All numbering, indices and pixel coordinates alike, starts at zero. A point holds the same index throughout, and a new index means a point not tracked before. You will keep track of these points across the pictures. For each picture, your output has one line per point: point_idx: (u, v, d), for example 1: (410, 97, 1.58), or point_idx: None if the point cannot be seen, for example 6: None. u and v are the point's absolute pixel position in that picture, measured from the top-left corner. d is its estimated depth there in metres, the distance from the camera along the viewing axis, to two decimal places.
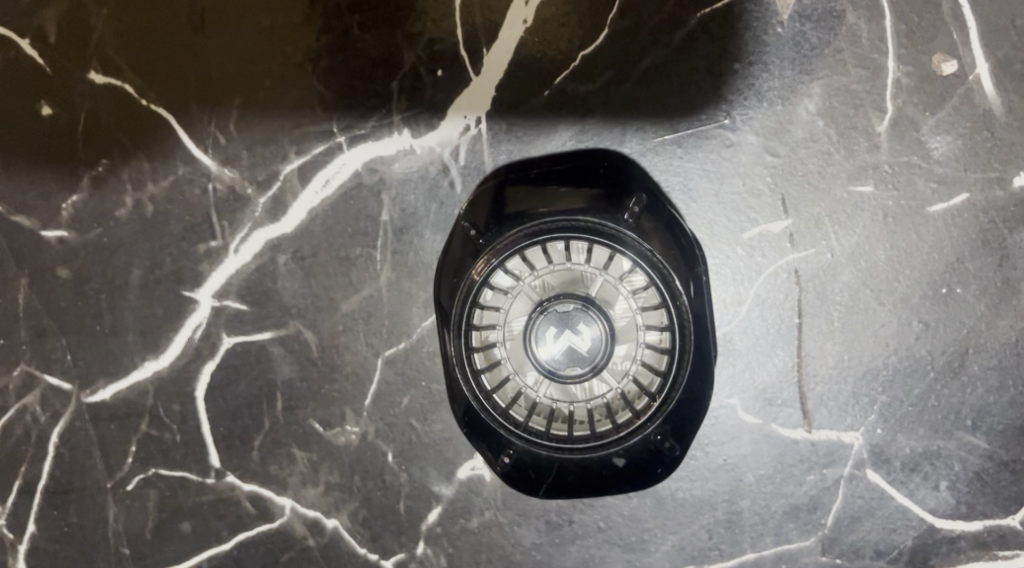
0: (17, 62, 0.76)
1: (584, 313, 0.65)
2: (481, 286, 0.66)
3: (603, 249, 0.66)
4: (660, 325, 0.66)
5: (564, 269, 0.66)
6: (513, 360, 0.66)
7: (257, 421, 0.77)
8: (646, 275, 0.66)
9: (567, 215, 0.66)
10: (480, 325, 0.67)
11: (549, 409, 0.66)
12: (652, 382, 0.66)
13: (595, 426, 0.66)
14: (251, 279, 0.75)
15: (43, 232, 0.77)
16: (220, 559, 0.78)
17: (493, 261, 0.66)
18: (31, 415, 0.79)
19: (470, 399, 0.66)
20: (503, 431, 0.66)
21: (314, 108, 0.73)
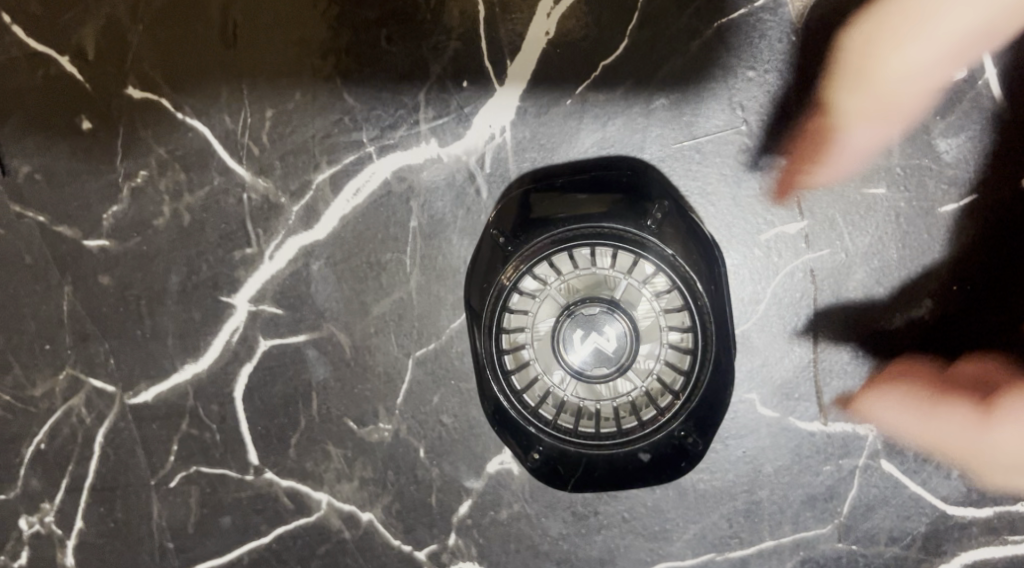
0: (57, 77, 0.79)
1: (609, 316, 0.68)
2: (510, 290, 0.69)
3: (627, 254, 0.68)
4: (682, 326, 0.69)
5: (589, 274, 0.69)
6: (541, 361, 0.70)
7: (294, 420, 0.80)
8: (669, 278, 0.68)
9: (592, 221, 0.68)
10: (510, 329, 0.70)
11: (576, 406, 0.70)
12: (675, 380, 0.69)
13: (621, 423, 0.70)
14: (286, 284, 0.78)
15: (86, 241, 0.81)
16: (260, 552, 0.82)
17: (522, 266, 0.69)
18: (77, 416, 0.82)
19: (500, 400, 0.69)
20: (533, 428, 0.69)
21: (345, 118, 0.76)
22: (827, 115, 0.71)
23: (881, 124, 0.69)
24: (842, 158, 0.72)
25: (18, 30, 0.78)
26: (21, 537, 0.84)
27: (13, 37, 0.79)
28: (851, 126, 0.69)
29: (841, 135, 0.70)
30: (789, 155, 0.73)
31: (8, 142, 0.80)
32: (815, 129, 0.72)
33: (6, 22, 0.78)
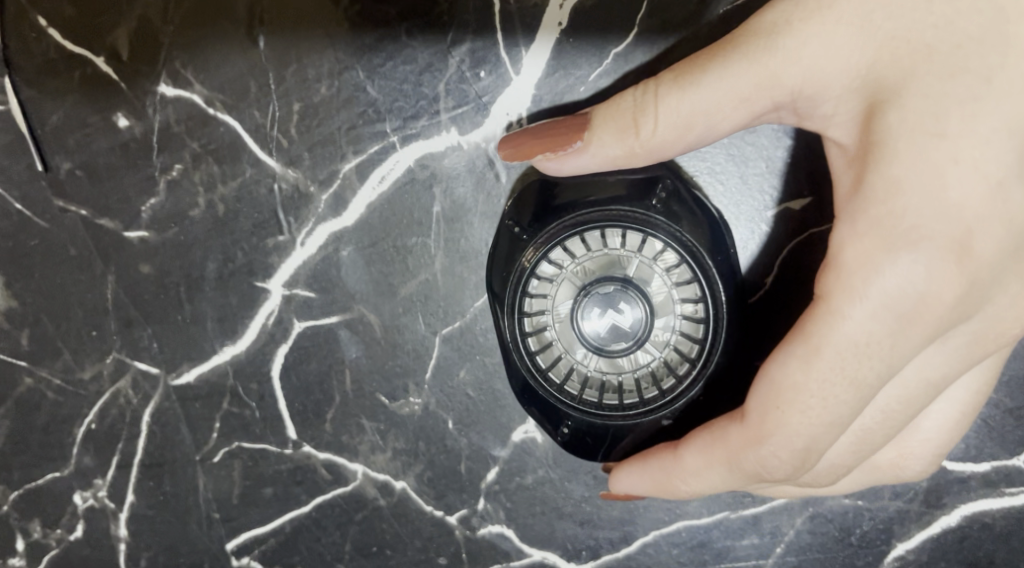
0: (92, 77, 0.82)
1: (623, 292, 0.73)
2: (530, 274, 0.74)
3: (636, 233, 0.73)
4: (694, 297, 0.73)
5: (602, 254, 0.73)
6: (562, 340, 0.74)
7: (329, 396, 0.85)
8: (678, 253, 0.72)
9: (600, 205, 0.72)
10: (529, 313, 0.74)
11: (599, 380, 0.74)
12: (692, 349, 0.73)
13: (644, 394, 0.74)
14: (317, 269, 0.83)
15: (126, 232, 0.85)
16: (301, 520, 0.87)
17: (539, 251, 0.73)
18: (124, 398, 0.87)
19: (527, 379, 0.74)
20: (562, 405, 0.74)
21: (368, 110, 0.80)
22: (592, 111, 0.67)
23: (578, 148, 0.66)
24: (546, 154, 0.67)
25: (54, 32, 0.82)
26: (77, 511, 0.89)
27: (48, 39, 0.82)
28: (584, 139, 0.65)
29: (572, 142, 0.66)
30: (541, 131, 0.69)
31: (49, 140, 0.84)
32: (568, 121, 0.68)
33: (42, 25, 0.82)
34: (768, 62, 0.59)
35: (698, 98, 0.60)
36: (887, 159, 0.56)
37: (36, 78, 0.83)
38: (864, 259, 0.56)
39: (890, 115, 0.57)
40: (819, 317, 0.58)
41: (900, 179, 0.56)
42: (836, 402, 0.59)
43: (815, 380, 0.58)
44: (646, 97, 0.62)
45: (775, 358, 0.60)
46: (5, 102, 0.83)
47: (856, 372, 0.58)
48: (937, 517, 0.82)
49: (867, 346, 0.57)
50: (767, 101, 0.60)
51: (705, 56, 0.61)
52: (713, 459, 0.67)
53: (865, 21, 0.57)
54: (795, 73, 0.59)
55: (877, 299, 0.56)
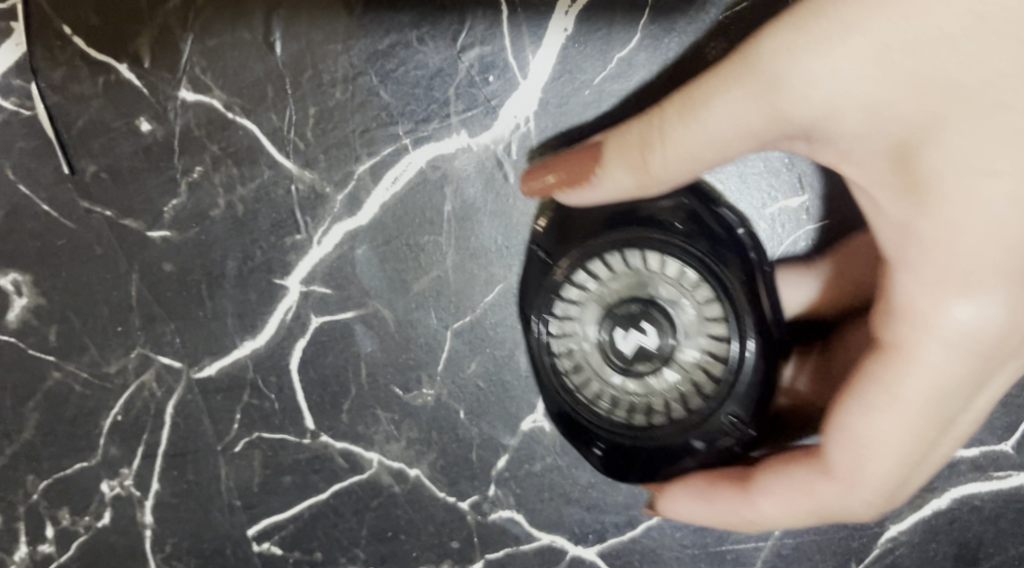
0: (115, 83, 0.86)
1: (646, 313, 0.77)
2: (556, 298, 0.79)
3: (657, 254, 0.75)
4: (716, 317, 0.75)
5: (624, 277, 0.77)
6: (588, 362, 0.79)
7: (346, 388, 0.89)
8: (698, 272, 0.74)
9: (620, 226, 0.76)
10: (557, 335, 0.79)
11: (627, 403, 0.79)
12: (719, 368, 0.75)
13: (673, 414, 0.77)
14: (333, 266, 0.86)
15: (149, 232, 0.89)
16: (319, 507, 0.91)
17: (563, 276, 0.78)
18: (149, 391, 0.91)
19: (561, 402, 0.80)
20: (593, 426, 0.79)
21: (381, 114, 0.83)
22: (603, 143, 0.74)
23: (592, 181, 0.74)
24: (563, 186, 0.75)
25: (78, 40, 0.85)
26: (105, 499, 0.93)
27: (73, 47, 0.85)
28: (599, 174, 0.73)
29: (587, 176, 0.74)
30: (558, 162, 0.76)
31: (74, 144, 0.87)
32: (586, 152, 0.75)
33: (66, 34, 0.85)
34: (793, 107, 0.64)
35: (717, 139, 0.67)
36: (925, 207, 0.62)
37: (62, 85, 0.86)
38: (925, 312, 0.63)
39: (929, 159, 0.61)
40: (896, 369, 0.64)
41: (947, 233, 0.61)
42: (914, 434, 0.66)
43: (892, 421, 0.65)
44: (652, 136, 0.69)
45: (849, 404, 0.67)
46: (32, 108, 0.87)
47: (926, 408, 0.65)
48: (929, 501, 0.85)
49: (934, 388, 0.64)
50: (784, 128, 0.65)
51: (720, 96, 0.65)
52: (786, 488, 0.74)
53: (882, 65, 0.61)
54: (818, 115, 0.63)
55: (940, 346, 0.63)
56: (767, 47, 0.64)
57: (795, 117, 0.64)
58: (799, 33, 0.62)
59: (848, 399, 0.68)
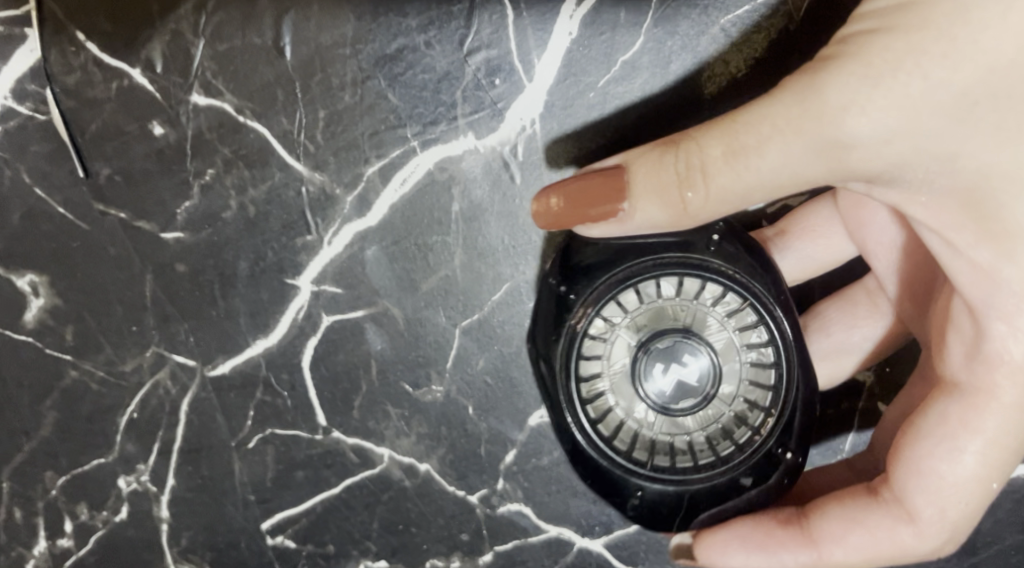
0: (129, 87, 0.87)
1: (685, 343, 0.77)
2: (584, 333, 0.76)
3: (692, 279, 0.76)
4: (758, 342, 0.77)
5: (653, 306, 0.77)
6: (620, 402, 0.78)
7: (357, 385, 0.91)
8: (739, 296, 0.76)
9: (654, 253, 0.75)
10: (587, 375, 0.77)
11: (667, 443, 0.77)
12: (763, 397, 0.77)
13: (719, 451, 0.77)
14: (343, 266, 0.88)
15: (163, 233, 0.90)
16: (331, 501, 0.93)
17: (591, 310, 0.76)
18: (163, 389, 0.93)
19: (593, 453, 0.77)
20: (634, 476, 0.76)
21: (390, 117, 0.85)
22: (628, 174, 0.71)
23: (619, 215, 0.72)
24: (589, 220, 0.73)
25: (92, 46, 0.86)
26: (121, 494, 0.94)
27: (87, 53, 0.86)
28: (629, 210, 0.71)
29: (615, 210, 0.72)
30: (578, 193, 0.74)
31: (89, 147, 0.89)
32: (607, 183, 0.72)
33: (80, 39, 0.86)
34: (863, 149, 0.63)
35: (772, 182, 0.65)
36: (993, 250, 0.64)
37: (76, 90, 0.87)
38: (1000, 351, 0.66)
39: (1005, 204, 0.63)
40: (984, 408, 0.68)
41: (1023, 279, 0.64)
42: (987, 465, 0.69)
43: (970, 454, 0.69)
44: (693, 177, 0.67)
45: (924, 445, 0.70)
46: (47, 112, 0.88)
47: (1001, 443, 0.68)
48: None
49: (1012, 422, 0.67)
50: (851, 171, 0.65)
51: (775, 139, 0.64)
52: (855, 533, 0.74)
53: (951, 114, 0.61)
54: (890, 156, 0.63)
55: (1016, 386, 0.66)
56: (826, 94, 0.62)
57: (866, 159, 0.64)
58: (863, 81, 0.61)
59: (921, 440, 0.71)
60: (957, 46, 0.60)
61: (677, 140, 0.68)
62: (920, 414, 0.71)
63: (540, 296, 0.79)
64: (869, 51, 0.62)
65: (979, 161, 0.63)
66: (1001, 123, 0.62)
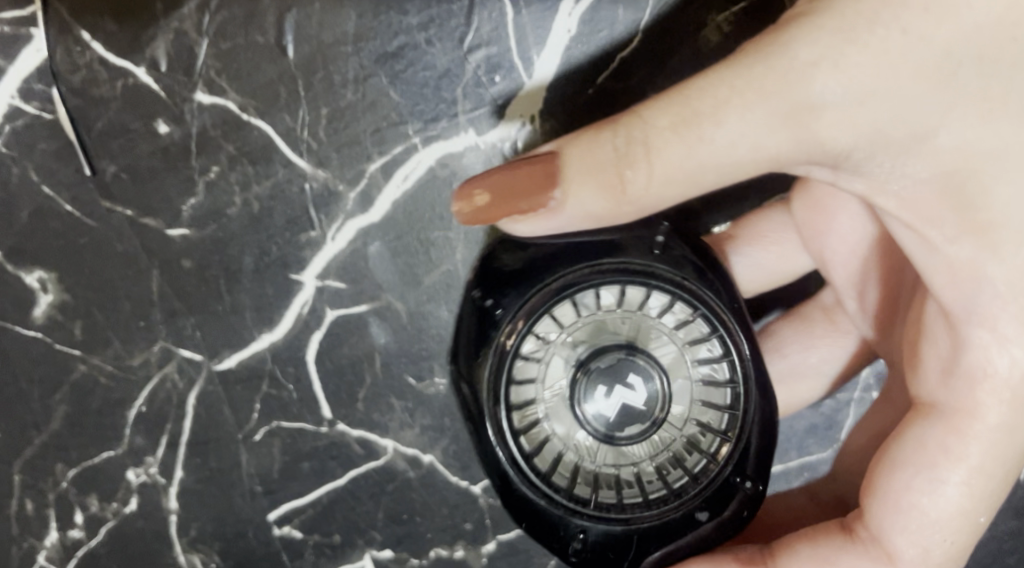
0: (134, 86, 0.88)
1: (631, 364, 0.75)
2: (514, 356, 0.74)
3: (635, 288, 0.74)
4: (709, 358, 0.75)
5: (590, 320, 0.75)
6: (556, 429, 0.76)
7: (361, 377, 0.92)
8: (687, 307, 0.74)
9: (588, 260, 0.73)
10: (520, 398, 0.75)
11: (611, 478, 0.76)
12: (717, 420, 0.76)
13: (671, 482, 0.76)
14: (347, 261, 0.90)
15: (168, 230, 0.91)
16: (337, 492, 0.95)
17: (523, 331, 0.73)
18: (171, 382, 0.94)
19: (530, 490, 0.74)
20: (578, 517, 0.74)
21: (391, 114, 0.86)
22: (559, 155, 0.64)
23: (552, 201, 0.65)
24: (518, 208, 0.66)
25: (97, 45, 0.87)
26: (131, 486, 0.96)
27: (92, 52, 0.88)
28: (563, 196, 0.64)
29: (547, 197, 0.65)
30: (505, 180, 0.67)
31: (95, 145, 0.90)
32: (534, 170, 0.65)
33: (86, 39, 0.87)
34: (834, 124, 0.60)
35: (730, 156, 0.61)
36: (974, 246, 0.64)
37: (82, 88, 0.88)
38: (980, 360, 0.66)
39: (984, 188, 0.62)
40: (968, 427, 0.68)
41: (1004, 277, 0.64)
42: (971, 488, 0.70)
43: (952, 477, 0.70)
44: (636, 153, 0.61)
45: (901, 479, 0.72)
46: (54, 111, 0.89)
47: (985, 470, 0.69)
48: None
49: (991, 445, 0.68)
50: (818, 149, 0.62)
51: (735, 103, 0.60)
52: None
53: (929, 80, 0.59)
54: (865, 131, 0.61)
55: (1000, 408, 0.67)
56: (798, 53, 0.59)
57: (838, 136, 0.61)
58: (837, 39, 0.59)
59: (898, 473, 0.73)
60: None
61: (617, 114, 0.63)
62: (897, 444, 0.73)
63: (461, 315, 0.76)
64: (844, 6, 0.59)
65: (957, 143, 0.61)
66: (981, 95, 0.60)
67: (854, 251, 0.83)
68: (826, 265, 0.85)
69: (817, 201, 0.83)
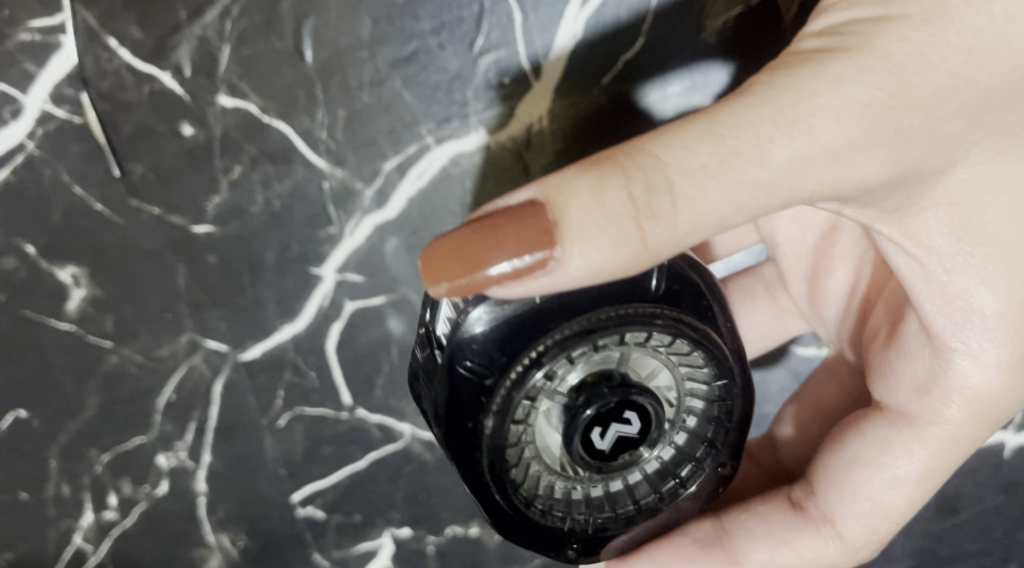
0: (159, 91, 0.92)
1: (627, 403, 0.72)
2: (510, 419, 0.70)
3: (632, 332, 0.70)
4: (700, 378, 0.75)
5: (583, 363, 0.71)
6: (550, 471, 0.75)
7: (379, 365, 0.98)
8: (687, 342, 0.72)
9: (582, 300, 0.69)
10: (511, 448, 0.72)
11: (605, 497, 0.77)
12: (705, 427, 0.77)
13: (661, 486, 0.79)
14: (364, 256, 0.96)
15: (194, 227, 0.96)
16: (358, 474, 1.00)
17: (519, 390, 0.69)
18: (199, 371, 0.98)
19: (532, 527, 0.75)
20: (576, 534, 0.77)
21: (406, 116, 0.92)
22: (554, 204, 0.60)
23: (547, 255, 0.60)
24: (507, 262, 0.61)
25: (123, 51, 0.91)
26: (161, 471, 1.00)
27: (119, 59, 0.91)
28: (566, 251, 0.60)
29: (541, 251, 0.60)
30: (491, 226, 0.62)
31: (123, 147, 0.94)
32: (529, 225, 0.60)
33: (112, 46, 0.91)
34: (861, 162, 0.62)
35: (764, 196, 0.61)
36: (972, 275, 0.67)
37: (110, 93, 0.92)
38: (959, 379, 0.71)
39: (993, 220, 0.66)
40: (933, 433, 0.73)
41: (998, 306, 0.68)
42: (923, 487, 0.76)
43: (908, 472, 0.76)
44: (659, 199, 0.59)
45: (862, 474, 0.78)
46: (83, 115, 0.93)
47: (937, 472, 0.75)
48: None
49: (947, 454, 0.74)
50: (837, 188, 0.63)
51: (779, 141, 0.60)
52: (782, 553, 0.84)
53: (961, 118, 0.63)
54: (889, 165, 0.63)
55: (963, 420, 0.72)
56: (842, 89, 0.60)
57: (859, 170, 0.63)
58: (881, 77, 0.61)
59: (859, 468, 0.78)
60: (980, 39, 0.62)
61: (625, 151, 0.60)
62: (857, 439, 0.79)
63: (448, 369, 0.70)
64: (884, 44, 0.61)
65: (966, 178, 0.65)
66: (1000, 134, 0.64)
67: (802, 239, 0.91)
68: (776, 247, 0.93)
69: None
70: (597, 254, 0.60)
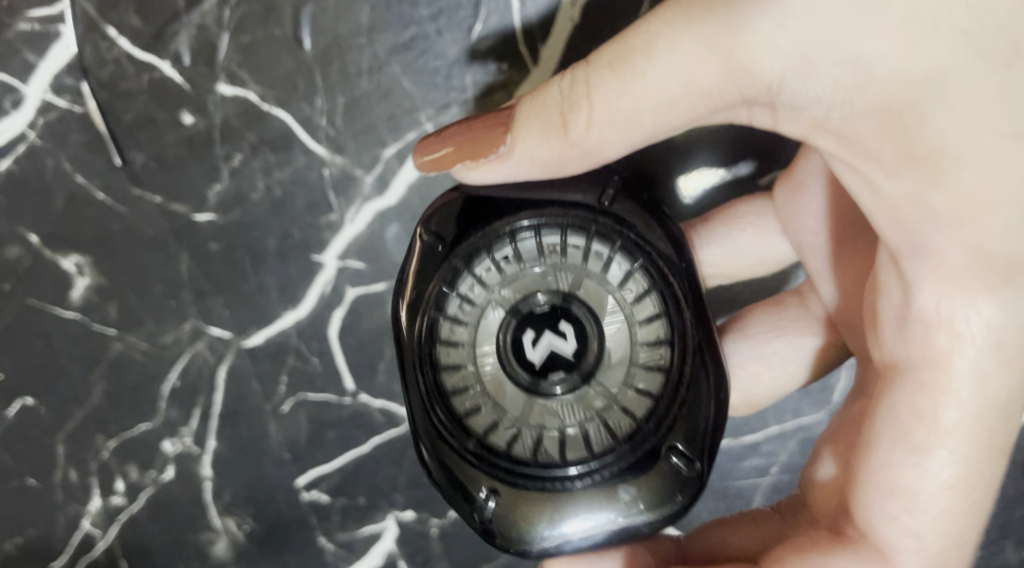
0: (159, 79, 0.94)
1: (563, 315, 0.78)
2: (447, 294, 0.78)
3: (578, 237, 0.78)
4: (652, 319, 0.78)
5: (532, 269, 0.79)
6: (483, 383, 0.78)
7: (381, 350, 0.99)
8: (631, 260, 0.78)
9: (535, 209, 0.77)
10: (445, 332, 0.78)
11: (534, 436, 0.78)
12: (653, 385, 0.77)
13: (593, 449, 0.77)
14: (365, 242, 0.96)
15: (195, 215, 0.96)
16: (362, 458, 1.01)
17: (459, 264, 0.78)
18: (202, 358, 0.99)
19: (444, 436, 0.76)
20: (489, 468, 0.76)
21: (404, 102, 0.93)
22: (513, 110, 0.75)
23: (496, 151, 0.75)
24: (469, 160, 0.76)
25: (123, 41, 0.93)
26: (167, 456, 1.01)
27: (119, 48, 0.93)
28: (511, 146, 0.74)
29: (495, 149, 0.75)
30: (462, 133, 0.78)
31: (124, 136, 0.95)
32: (487, 124, 0.76)
33: (112, 35, 0.93)
34: (767, 62, 0.67)
35: (665, 90, 0.69)
36: (913, 177, 0.65)
37: (111, 83, 0.94)
38: (937, 307, 0.65)
39: (924, 114, 0.63)
40: (933, 378, 0.66)
41: (947, 205, 0.64)
42: (949, 454, 0.67)
43: (933, 435, 0.66)
44: (578, 93, 0.71)
45: (880, 454, 0.69)
46: (84, 105, 0.94)
47: (959, 429, 0.66)
48: None
49: (963, 404, 0.66)
50: (751, 89, 0.69)
51: (666, 36, 0.68)
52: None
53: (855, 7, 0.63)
54: (787, 61, 0.66)
55: (963, 355, 0.65)
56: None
57: (763, 69, 0.67)
58: None
59: (875, 447, 0.69)
60: None
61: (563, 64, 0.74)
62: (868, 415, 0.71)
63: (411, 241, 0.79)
64: None
65: (888, 69, 0.63)
66: (913, 18, 0.62)
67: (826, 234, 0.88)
68: (802, 250, 0.91)
69: (793, 180, 0.90)
70: (539, 151, 0.73)
